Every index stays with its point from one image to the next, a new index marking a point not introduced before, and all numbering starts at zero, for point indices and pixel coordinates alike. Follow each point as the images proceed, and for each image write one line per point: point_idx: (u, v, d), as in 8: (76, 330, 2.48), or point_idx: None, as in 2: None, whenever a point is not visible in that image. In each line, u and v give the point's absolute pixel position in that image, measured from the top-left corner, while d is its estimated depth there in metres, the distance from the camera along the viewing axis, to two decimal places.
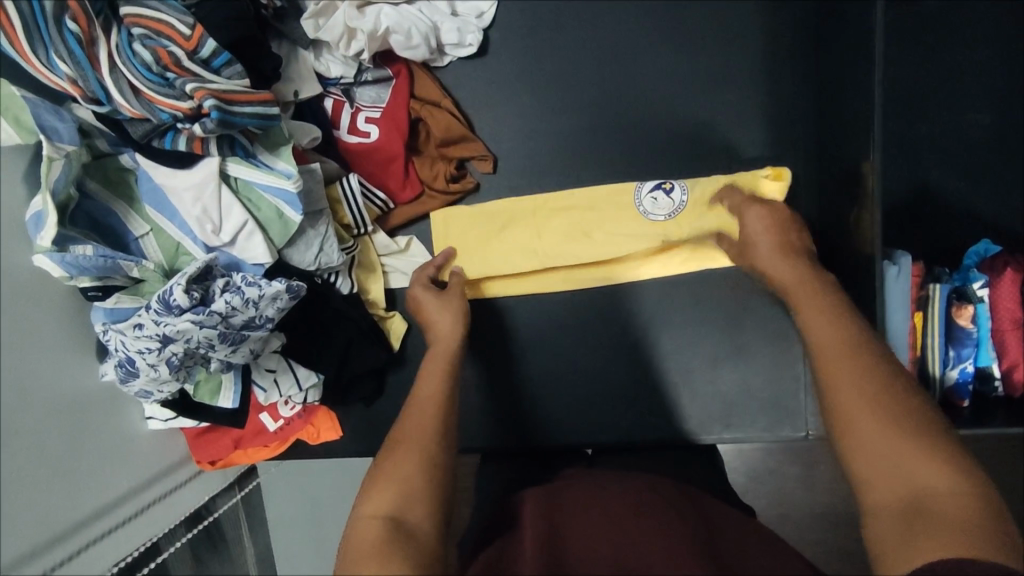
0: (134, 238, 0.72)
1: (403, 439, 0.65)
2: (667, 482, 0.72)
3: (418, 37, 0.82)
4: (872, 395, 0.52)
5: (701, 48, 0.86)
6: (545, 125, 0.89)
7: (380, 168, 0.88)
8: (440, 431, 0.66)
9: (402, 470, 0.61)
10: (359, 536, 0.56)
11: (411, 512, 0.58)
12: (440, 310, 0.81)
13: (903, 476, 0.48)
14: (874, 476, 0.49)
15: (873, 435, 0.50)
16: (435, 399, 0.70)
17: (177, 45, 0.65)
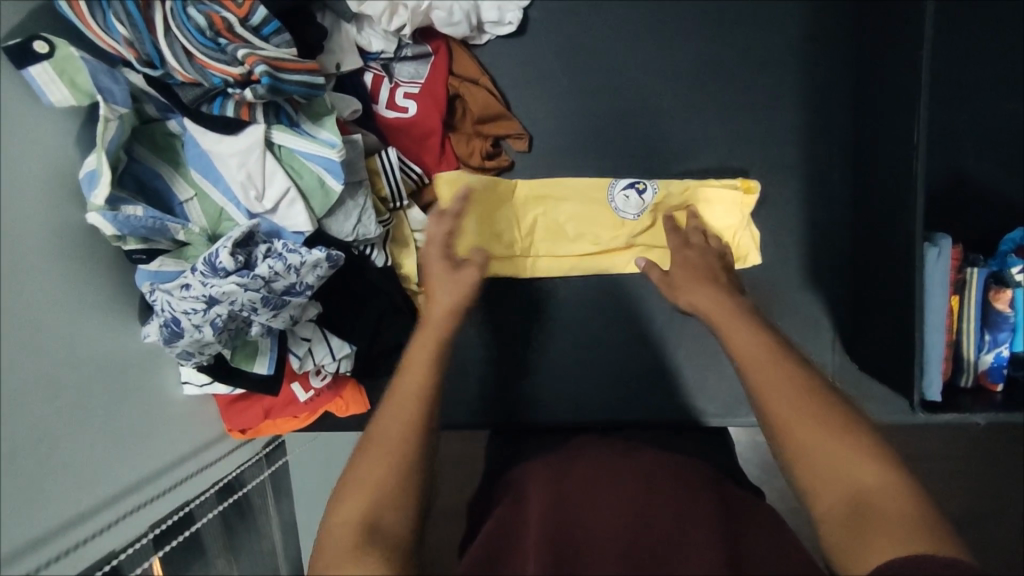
0: (179, 202, 0.73)
1: (379, 435, 0.62)
2: (677, 459, 0.71)
3: (459, 14, 0.83)
4: (798, 401, 0.58)
5: (738, 33, 0.87)
6: (582, 106, 0.90)
7: (417, 143, 0.89)
8: (415, 430, 0.62)
9: (376, 469, 0.59)
10: (335, 539, 0.55)
11: (384, 514, 0.57)
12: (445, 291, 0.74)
13: (846, 480, 0.53)
14: (821, 487, 0.54)
15: (813, 449, 0.55)
16: (414, 393, 0.65)
17: (229, 11, 0.67)
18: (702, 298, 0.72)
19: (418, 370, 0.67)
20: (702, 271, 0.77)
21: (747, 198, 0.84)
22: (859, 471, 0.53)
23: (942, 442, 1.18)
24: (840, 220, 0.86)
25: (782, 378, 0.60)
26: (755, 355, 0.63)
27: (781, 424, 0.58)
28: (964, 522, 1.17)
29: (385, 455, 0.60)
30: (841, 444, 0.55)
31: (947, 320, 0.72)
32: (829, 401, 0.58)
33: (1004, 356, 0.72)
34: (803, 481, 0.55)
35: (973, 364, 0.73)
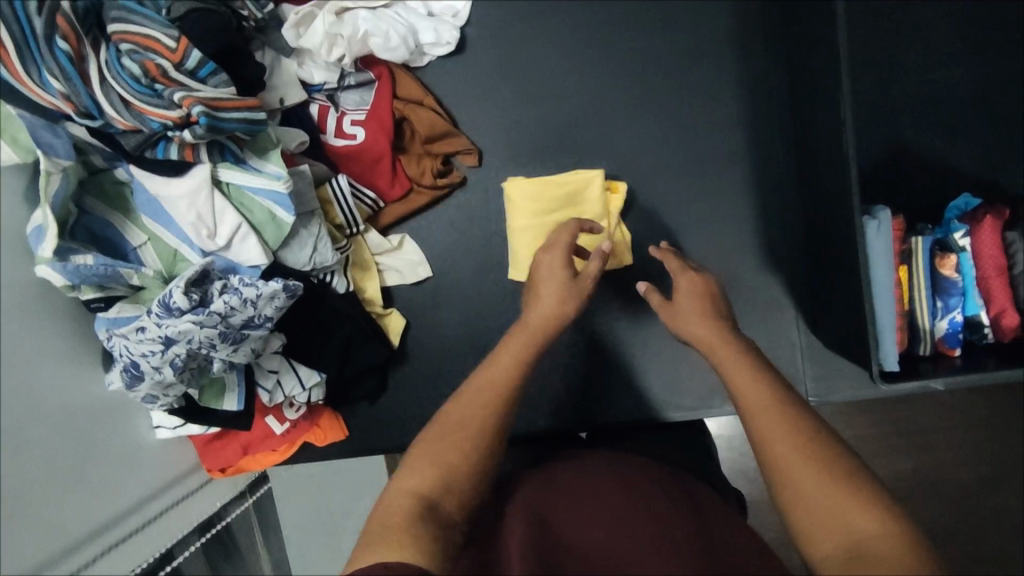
0: (133, 248, 0.74)
1: (458, 424, 0.63)
2: (651, 467, 0.71)
3: (396, 38, 0.85)
4: (795, 434, 0.55)
5: (671, 31, 0.89)
6: (527, 115, 0.91)
7: (368, 168, 0.90)
8: (490, 430, 0.63)
9: (447, 452, 0.60)
10: (386, 511, 0.55)
11: (443, 496, 0.57)
12: (552, 295, 0.74)
13: (842, 528, 0.49)
14: (814, 528, 0.50)
15: (812, 488, 0.51)
16: (498, 394, 0.66)
17: (164, 58, 0.68)
18: (698, 337, 0.68)
19: (495, 382, 0.66)
20: (708, 301, 0.72)
21: (614, 199, 0.87)
22: (855, 516, 0.49)
23: (929, 411, 1.18)
24: (790, 202, 0.88)
25: (774, 415, 0.57)
26: (757, 400, 0.59)
27: (774, 468, 0.54)
28: (959, 489, 1.17)
29: (456, 441, 0.61)
30: (838, 492, 0.50)
31: (898, 291, 0.73)
32: (829, 448, 0.54)
33: (958, 320, 0.73)
34: (796, 521, 0.51)
35: (930, 332, 0.74)
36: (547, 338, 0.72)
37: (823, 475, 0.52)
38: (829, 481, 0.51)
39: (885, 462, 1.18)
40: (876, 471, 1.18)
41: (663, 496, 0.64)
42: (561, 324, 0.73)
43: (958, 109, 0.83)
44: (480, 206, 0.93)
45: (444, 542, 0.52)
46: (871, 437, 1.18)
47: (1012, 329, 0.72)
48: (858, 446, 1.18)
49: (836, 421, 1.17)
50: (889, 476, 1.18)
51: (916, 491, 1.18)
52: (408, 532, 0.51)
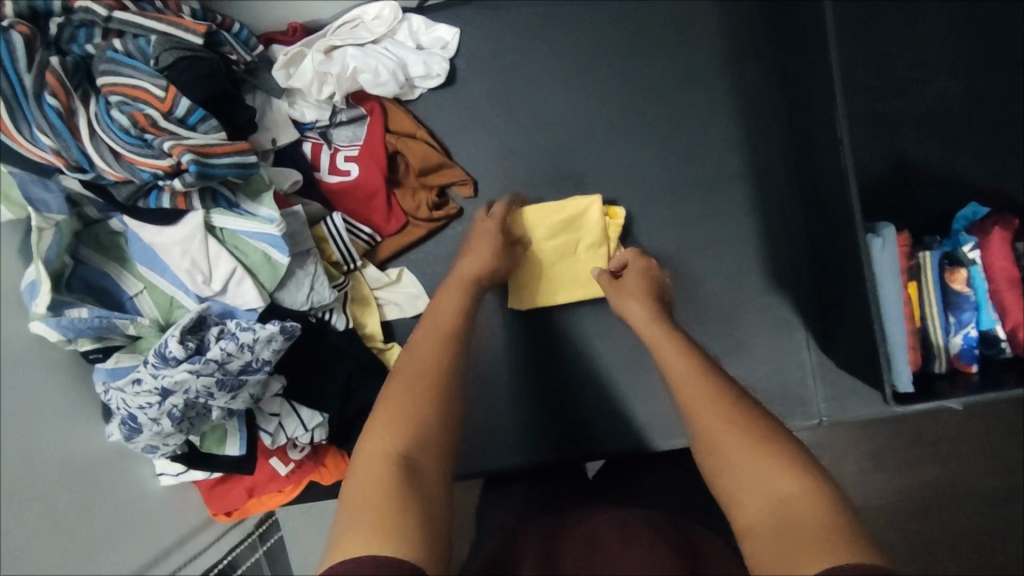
0: (129, 297, 0.73)
1: (417, 360, 0.65)
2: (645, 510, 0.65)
3: (386, 73, 0.85)
4: (739, 417, 0.55)
5: (662, 52, 0.89)
6: (521, 143, 0.91)
7: (363, 204, 0.89)
8: (450, 363, 0.66)
9: (411, 407, 0.60)
10: (364, 466, 0.54)
11: (421, 449, 0.57)
12: (486, 252, 0.79)
13: (774, 498, 0.49)
14: (750, 501, 0.50)
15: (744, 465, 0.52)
16: (445, 333, 0.69)
17: (153, 107, 0.68)
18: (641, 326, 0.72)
19: (435, 338, 0.68)
20: (651, 279, 0.78)
21: (613, 226, 0.86)
22: (777, 478, 0.50)
23: (951, 420, 1.14)
24: (792, 219, 0.86)
25: (720, 404, 0.57)
26: (704, 389, 0.59)
27: (703, 435, 0.56)
28: (989, 502, 1.13)
29: (414, 391, 0.61)
30: (760, 457, 0.52)
31: (907, 308, 0.70)
32: (749, 409, 0.56)
33: (973, 337, 0.71)
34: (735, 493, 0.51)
35: (944, 348, 0.71)
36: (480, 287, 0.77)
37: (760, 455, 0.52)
38: (763, 459, 0.51)
39: (909, 474, 1.14)
40: (900, 483, 1.14)
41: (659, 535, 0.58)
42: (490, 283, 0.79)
43: (959, 116, 0.82)
44: None
45: (430, 517, 0.51)
46: (893, 450, 1.14)
47: None
48: (879, 458, 1.14)
49: (855, 434, 1.14)
50: (912, 490, 1.14)
51: (942, 503, 1.14)
52: (386, 489, 0.51)
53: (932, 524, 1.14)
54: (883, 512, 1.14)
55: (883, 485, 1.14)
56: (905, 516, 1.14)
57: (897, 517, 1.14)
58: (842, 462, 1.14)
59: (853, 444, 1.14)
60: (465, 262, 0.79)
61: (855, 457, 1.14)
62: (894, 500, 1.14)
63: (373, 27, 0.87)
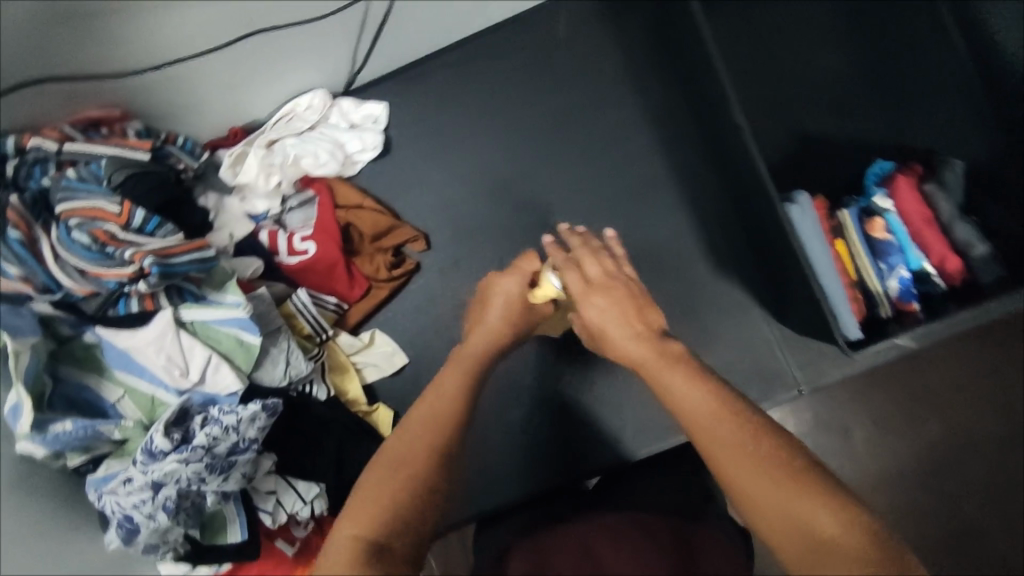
0: (111, 403, 0.76)
1: (410, 433, 0.59)
2: (649, 518, 0.66)
3: (325, 155, 0.93)
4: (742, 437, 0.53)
5: (572, 86, 0.97)
6: (462, 192, 0.97)
7: (325, 277, 0.94)
8: (446, 430, 0.60)
9: (386, 488, 0.55)
10: (334, 554, 0.50)
11: (395, 533, 0.52)
12: (500, 305, 0.76)
13: (806, 533, 0.47)
14: (778, 534, 0.48)
15: (768, 502, 0.49)
16: (451, 397, 0.63)
17: (111, 222, 0.74)
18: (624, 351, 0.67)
19: (428, 419, 0.61)
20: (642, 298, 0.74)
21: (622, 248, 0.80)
22: (813, 511, 0.47)
23: (937, 371, 1.17)
24: (723, 209, 0.92)
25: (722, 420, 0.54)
26: (697, 410, 0.56)
27: (736, 488, 0.51)
28: (992, 445, 1.14)
29: (398, 470, 0.56)
30: (795, 489, 0.49)
31: (838, 263, 0.75)
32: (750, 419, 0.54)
33: (908, 278, 0.75)
34: (761, 525, 0.49)
35: (884, 294, 0.76)
36: (490, 349, 0.72)
37: (784, 480, 0.49)
38: (787, 487, 0.49)
39: (907, 434, 1.16)
40: (901, 445, 1.15)
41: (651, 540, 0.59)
42: (507, 342, 0.74)
43: (844, 88, 0.90)
44: (439, 284, 0.97)
45: None
46: (885, 414, 1.16)
47: (958, 271, 0.75)
48: (875, 425, 1.16)
49: (846, 405, 1.16)
50: (914, 449, 1.15)
51: (948, 456, 1.15)
52: None
53: (948, 478, 1.14)
54: (895, 477, 1.15)
55: (886, 450, 1.15)
56: (918, 476, 1.15)
57: (909, 479, 1.15)
58: (842, 436, 1.16)
59: (846, 415, 1.16)
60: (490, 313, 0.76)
61: (854, 427, 1.16)
62: (901, 463, 1.15)
63: (307, 116, 0.94)
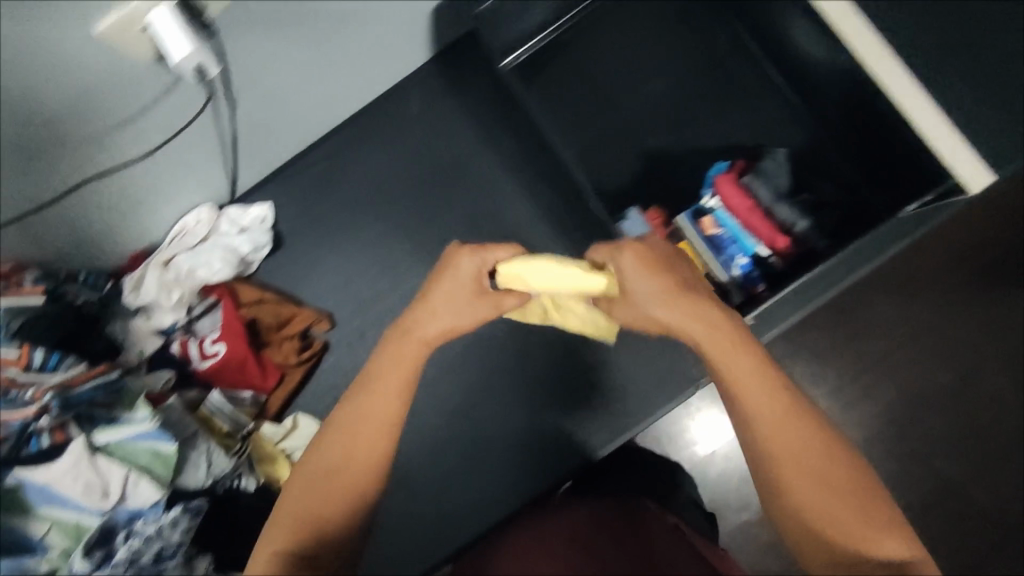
0: (38, 539, 0.76)
1: (348, 449, 0.64)
2: (605, 511, 0.69)
3: (218, 262, 0.99)
4: (817, 453, 0.60)
5: (432, 154, 1.06)
6: (352, 270, 1.06)
7: (239, 374, 0.99)
8: (376, 447, 0.64)
9: (316, 514, 0.61)
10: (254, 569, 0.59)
11: (324, 547, 0.61)
12: (449, 287, 0.70)
13: (860, 550, 0.56)
14: (819, 533, 0.58)
15: (819, 510, 0.58)
16: (386, 408, 0.65)
17: (11, 367, 0.77)
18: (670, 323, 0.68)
19: (345, 442, 0.64)
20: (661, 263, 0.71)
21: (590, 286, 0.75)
22: (884, 536, 0.57)
23: (838, 337, 1.26)
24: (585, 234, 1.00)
25: (793, 427, 0.60)
26: (772, 410, 0.61)
27: (795, 485, 0.59)
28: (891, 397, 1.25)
29: (339, 493, 0.62)
30: (862, 512, 0.58)
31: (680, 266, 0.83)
32: (826, 435, 0.61)
33: (744, 262, 0.83)
34: (807, 521, 0.58)
35: (731, 281, 0.83)
36: (427, 336, 0.69)
37: (844, 503, 0.58)
38: (848, 509, 0.58)
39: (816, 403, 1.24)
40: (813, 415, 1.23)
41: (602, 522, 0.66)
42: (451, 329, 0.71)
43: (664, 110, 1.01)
44: (349, 357, 1.05)
45: None
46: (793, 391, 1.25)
47: (788, 248, 0.83)
48: None
49: None
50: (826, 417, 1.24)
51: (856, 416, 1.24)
52: None
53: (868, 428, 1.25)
54: None
55: None
56: None
57: None
58: None
59: None
60: (439, 316, 0.70)
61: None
62: None
63: (197, 229, 1.00)
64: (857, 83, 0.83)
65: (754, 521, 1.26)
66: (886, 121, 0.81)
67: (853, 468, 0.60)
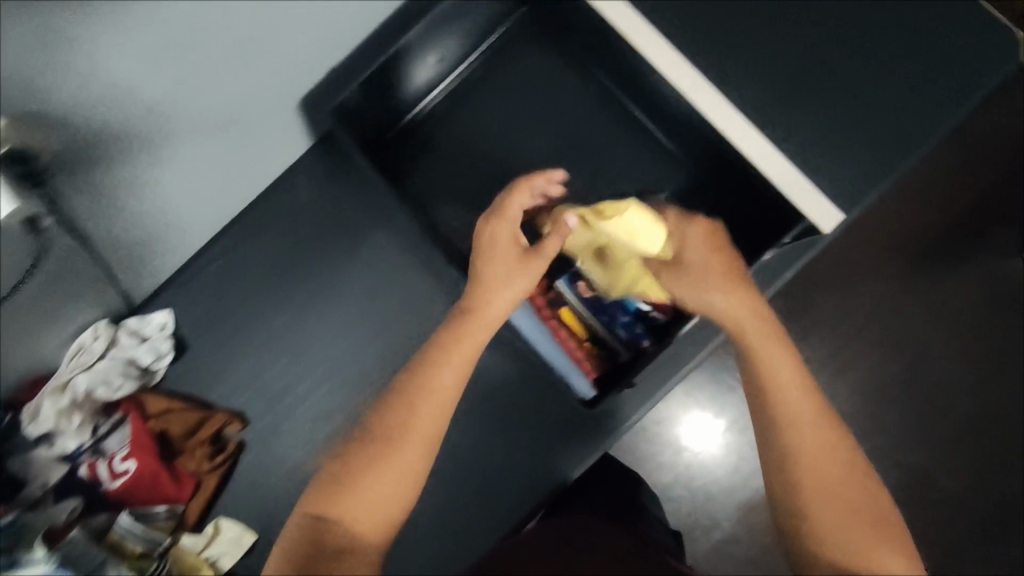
0: None
1: (404, 425, 0.64)
2: (612, 527, 0.71)
3: (118, 378, 0.97)
4: (838, 463, 0.64)
5: (328, 236, 1.05)
6: (260, 364, 1.05)
7: (152, 488, 0.97)
8: (432, 432, 0.65)
9: (366, 492, 0.61)
10: (290, 529, 0.60)
11: (353, 521, 0.60)
12: (502, 267, 0.77)
13: (866, 558, 0.58)
14: (824, 533, 0.61)
15: (826, 514, 0.61)
16: (450, 391, 0.67)
17: None
18: (720, 310, 0.73)
19: (419, 423, 0.65)
20: (720, 245, 0.78)
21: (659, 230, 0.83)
22: (888, 552, 0.59)
23: None
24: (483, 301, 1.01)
25: (822, 435, 0.65)
26: (801, 411, 0.66)
27: (809, 482, 0.63)
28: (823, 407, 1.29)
29: (387, 468, 0.62)
30: (870, 525, 0.60)
31: (567, 331, 0.92)
32: (851, 452, 0.65)
33: (626, 320, 0.90)
34: (812, 522, 0.61)
35: (616, 338, 0.91)
36: (490, 318, 0.73)
37: (852, 511, 0.61)
38: (856, 516, 0.61)
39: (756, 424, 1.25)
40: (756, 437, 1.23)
41: (614, 533, 0.67)
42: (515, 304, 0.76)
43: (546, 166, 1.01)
44: (267, 454, 1.03)
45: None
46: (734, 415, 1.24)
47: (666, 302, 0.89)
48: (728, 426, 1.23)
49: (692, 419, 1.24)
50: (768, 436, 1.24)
51: None
52: (303, 554, 0.57)
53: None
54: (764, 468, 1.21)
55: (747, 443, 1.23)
56: None
57: None
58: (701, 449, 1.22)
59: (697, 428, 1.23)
60: (501, 293, 0.75)
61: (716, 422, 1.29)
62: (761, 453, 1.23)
63: (94, 347, 0.95)
64: (711, 141, 0.92)
65: (725, 539, 1.26)
66: (739, 166, 0.88)
67: (870, 486, 0.64)
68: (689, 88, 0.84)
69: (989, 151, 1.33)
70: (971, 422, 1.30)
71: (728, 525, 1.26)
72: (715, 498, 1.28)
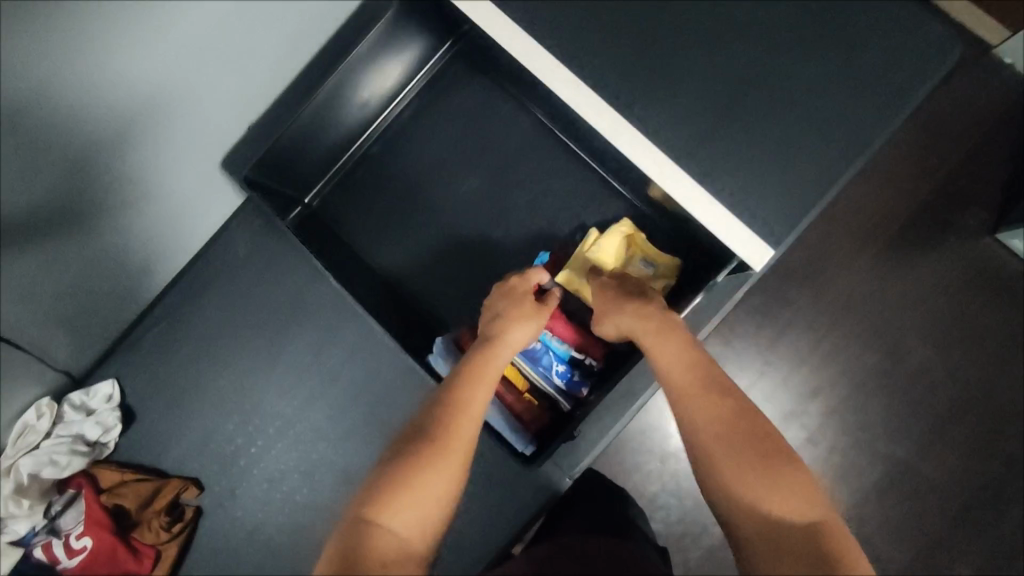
0: None
1: (449, 433, 0.67)
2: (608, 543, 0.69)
3: (65, 455, 0.92)
4: (743, 430, 0.66)
5: (268, 288, 1.03)
6: (212, 424, 1.03)
7: (111, 565, 0.92)
8: (469, 439, 0.68)
9: (424, 489, 0.62)
10: (342, 534, 0.58)
11: (408, 522, 0.59)
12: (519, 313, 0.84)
13: (772, 515, 0.59)
14: (737, 501, 0.61)
15: (736, 480, 0.62)
16: (479, 409, 0.72)
17: None
18: (627, 315, 0.81)
19: (460, 434, 0.68)
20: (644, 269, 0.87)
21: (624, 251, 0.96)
22: (793, 503, 0.60)
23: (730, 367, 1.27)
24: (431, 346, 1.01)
25: (724, 409, 0.68)
26: (702, 392, 0.70)
27: (716, 457, 0.65)
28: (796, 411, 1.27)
29: (441, 467, 0.64)
30: (776, 479, 0.62)
31: (505, 385, 0.95)
32: (755, 418, 0.68)
33: (563, 371, 0.93)
34: (725, 493, 0.63)
35: (556, 391, 0.94)
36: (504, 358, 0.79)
37: (756, 467, 0.63)
38: (762, 472, 0.62)
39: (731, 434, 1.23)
40: None
41: (619, 546, 0.66)
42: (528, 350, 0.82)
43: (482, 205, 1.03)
44: (225, 518, 1.01)
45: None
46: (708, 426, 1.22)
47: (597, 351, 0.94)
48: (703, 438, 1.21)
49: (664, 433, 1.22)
50: None
51: None
52: (370, 550, 0.55)
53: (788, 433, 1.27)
54: None
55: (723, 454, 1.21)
56: None
57: None
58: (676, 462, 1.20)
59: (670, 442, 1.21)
60: (519, 326, 0.82)
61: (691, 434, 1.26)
62: None
63: (40, 426, 0.91)
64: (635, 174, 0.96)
65: (716, 548, 1.24)
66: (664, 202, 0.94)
67: (778, 444, 0.65)
68: (613, 129, 0.86)
69: (942, 128, 1.31)
70: (957, 406, 1.26)
71: (717, 531, 1.24)
72: (704, 504, 1.25)
